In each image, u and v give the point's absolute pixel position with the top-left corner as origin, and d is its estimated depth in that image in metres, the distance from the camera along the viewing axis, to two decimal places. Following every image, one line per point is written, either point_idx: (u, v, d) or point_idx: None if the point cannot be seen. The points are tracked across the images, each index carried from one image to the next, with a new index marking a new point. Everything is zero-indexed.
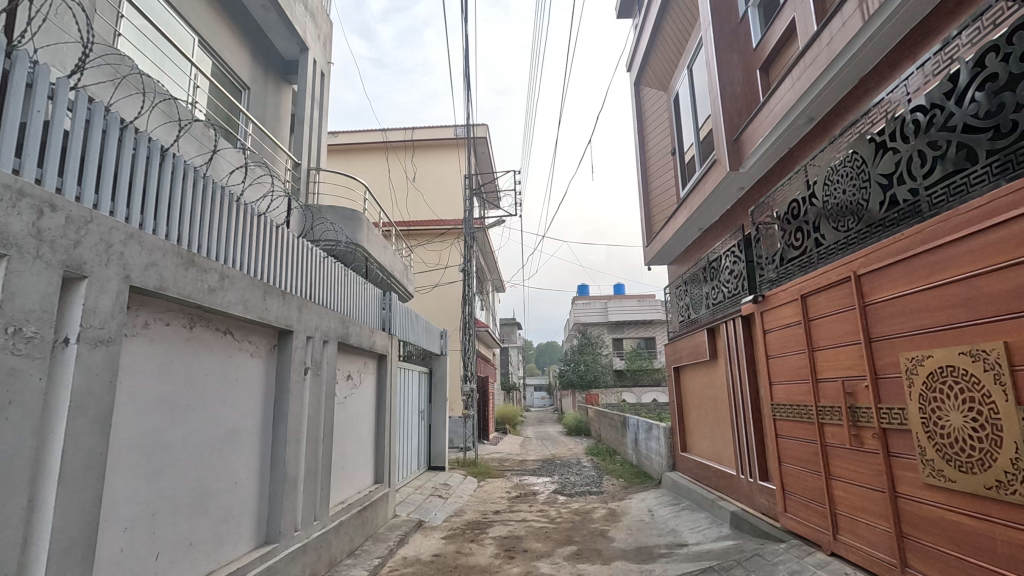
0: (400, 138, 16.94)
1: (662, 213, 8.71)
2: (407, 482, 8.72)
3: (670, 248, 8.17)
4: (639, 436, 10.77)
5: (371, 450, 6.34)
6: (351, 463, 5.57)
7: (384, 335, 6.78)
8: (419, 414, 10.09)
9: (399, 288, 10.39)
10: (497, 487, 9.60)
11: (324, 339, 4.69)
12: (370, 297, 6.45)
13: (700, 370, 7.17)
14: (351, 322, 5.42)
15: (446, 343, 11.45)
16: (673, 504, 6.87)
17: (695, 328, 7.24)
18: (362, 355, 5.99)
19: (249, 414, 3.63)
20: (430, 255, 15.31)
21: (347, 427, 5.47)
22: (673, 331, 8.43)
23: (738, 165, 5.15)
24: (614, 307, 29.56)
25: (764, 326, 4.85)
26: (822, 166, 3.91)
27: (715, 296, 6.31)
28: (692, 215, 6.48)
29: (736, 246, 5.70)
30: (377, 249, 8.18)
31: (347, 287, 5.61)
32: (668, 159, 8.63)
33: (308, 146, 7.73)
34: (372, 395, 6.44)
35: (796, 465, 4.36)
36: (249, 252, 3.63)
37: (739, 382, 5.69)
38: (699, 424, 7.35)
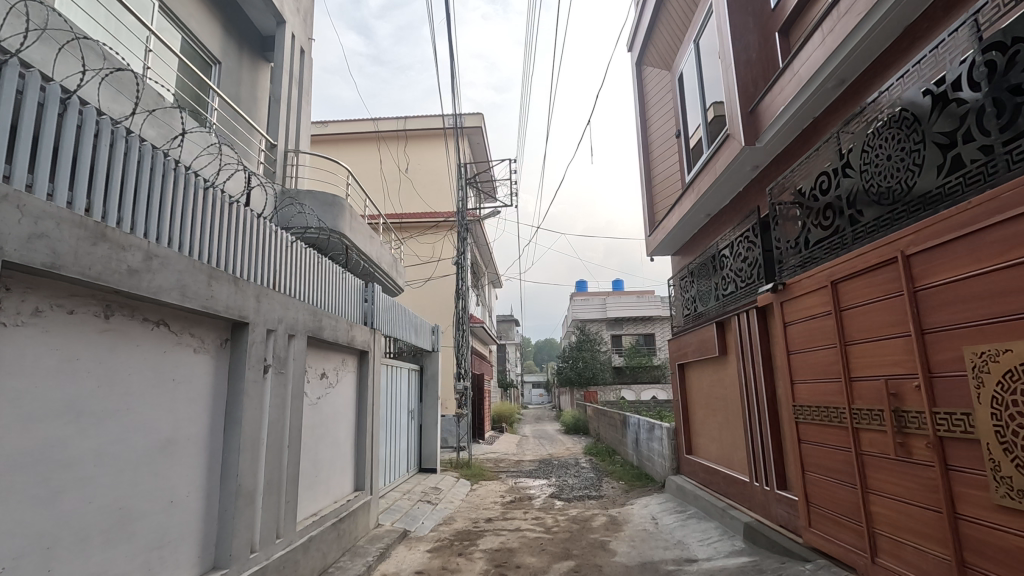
0: (391, 128, 16.37)
1: (665, 200, 8.19)
2: (394, 486, 8.21)
3: (675, 237, 7.64)
4: (640, 436, 10.26)
5: (351, 455, 5.83)
6: (325, 471, 5.04)
7: (366, 330, 6.25)
8: (408, 414, 9.57)
9: (387, 281, 9.85)
10: (491, 490, 9.08)
11: (289, 332, 4.16)
12: (349, 288, 5.91)
13: (707, 367, 6.68)
14: (324, 315, 4.89)
15: (437, 339, 10.91)
16: (679, 512, 6.36)
17: (701, 322, 6.75)
18: (338, 351, 5.47)
19: (193, 420, 3.12)
20: (423, 248, 14.76)
21: (320, 430, 4.95)
22: (678, 326, 7.91)
23: (754, 140, 4.64)
24: (613, 303, 29.02)
25: (784, 318, 4.33)
26: (858, 132, 3.39)
27: (725, 287, 5.80)
28: (700, 199, 5.96)
29: (750, 231, 5.19)
30: (361, 239, 7.65)
31: (321, 277, 5.08)
32: (671, 143, 8.12)
33: (285, 127, 7.17)
34: (352, 395, 5.93)
35: (823, 475, 3.84)
36: (192, 229, 3.11)
37: (753, 380, 5.18)
38: (705, 425, 6.86)
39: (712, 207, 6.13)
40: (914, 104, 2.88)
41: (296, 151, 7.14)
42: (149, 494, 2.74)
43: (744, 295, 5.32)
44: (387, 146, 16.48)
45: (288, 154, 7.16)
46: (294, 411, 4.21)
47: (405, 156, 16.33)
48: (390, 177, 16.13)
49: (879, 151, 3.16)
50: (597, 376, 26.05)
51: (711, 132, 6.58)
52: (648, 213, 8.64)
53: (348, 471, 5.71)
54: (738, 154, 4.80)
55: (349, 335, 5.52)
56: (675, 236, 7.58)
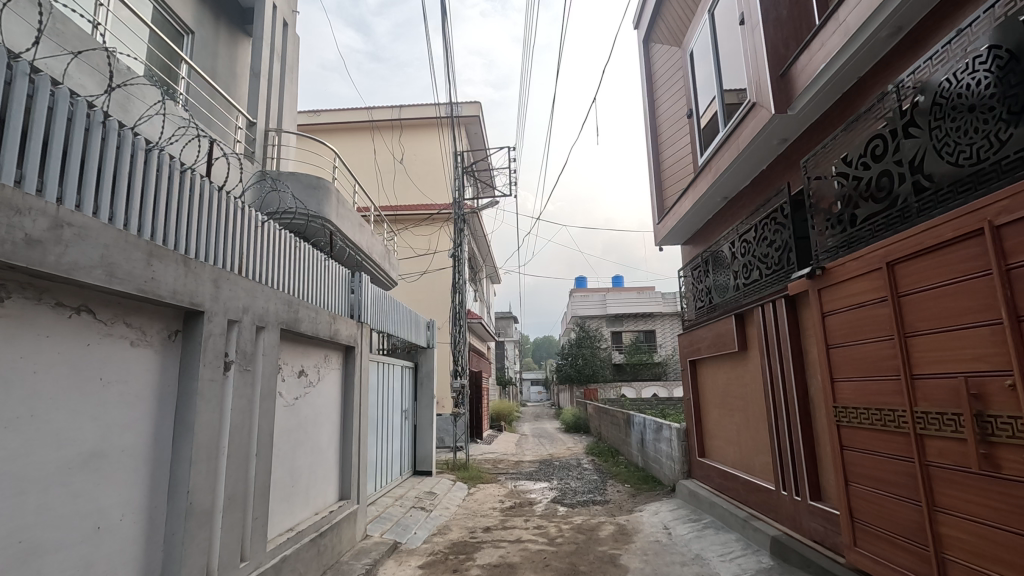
0: (385, 117, 15.83)
1: (676, 186, 7.67)
2: (385, 492, 7.69)
3: (686, 224, 7.12)
4: (646, 436, 9.76)
5: (335, 460, 5.30)
6: (303, 480, 4.51)
7: (352, 323, 5.72)
8: (402, 413, 9.05)
9: (379, 273, 9.33)
10: (490, 495, 8.57)
11: (258, 324, 3.63)
12: (333, 277, 5.37)
13: (724, 363, 6.17)
14: (302, 305, 4.35)
15: (433, 334, 10.37)
16: (694, 521, 5.85)
17: (717, 315, 6.23)
18: (320, 346, 4.94)
19: (131, 427, 2.60)
20: (418, 240, 14.20)
21: (298, 435, 4.42)
22: (689, 319, 7.40)
23: (786, 107, 4.10)
24: (614, 299, 28.45)
25: (821, 307, 3.82)
26: (923, 84, 2.87)
27: (747, 275, 5.27)
28: (717, 180, 5.44)
29: (777, 212, 4.67)
30: (349, 226, 7.11)
31: (301, 263, 4.56)
32: (681, 125, 7.59)
33: (266, 104, 6.61)
34: (337, 395, 5.41)
35: (870, 487, 3.34)
36: (127, 197, 2.58)
37: (780, 378, 4.66)
38: (720, 426, 6.38)
39: (730, 188, 5.60)
40: (1010, 38, 2.35)
41: (279, 130, 6.55)
42: (63, 520, 2.22)
43: (770, 283, 4.80)
44: (382, 135, 15.91)
45: (269, 134, 6.58)
46: (264, 413, 3.69)
47: (401, 146, 15.77)
48: (385, 167, 15.58)
49: (957, 103, 2.64)
50: (597, 373, 25.58)
51: (729, 109, 6.04)
52: (657, 199, 8.13)
53: (332, 479, 5.19)
54: (766, 125, 4.27)
55: (331, 327, 4.99)
56: (687, 223, 7.06)
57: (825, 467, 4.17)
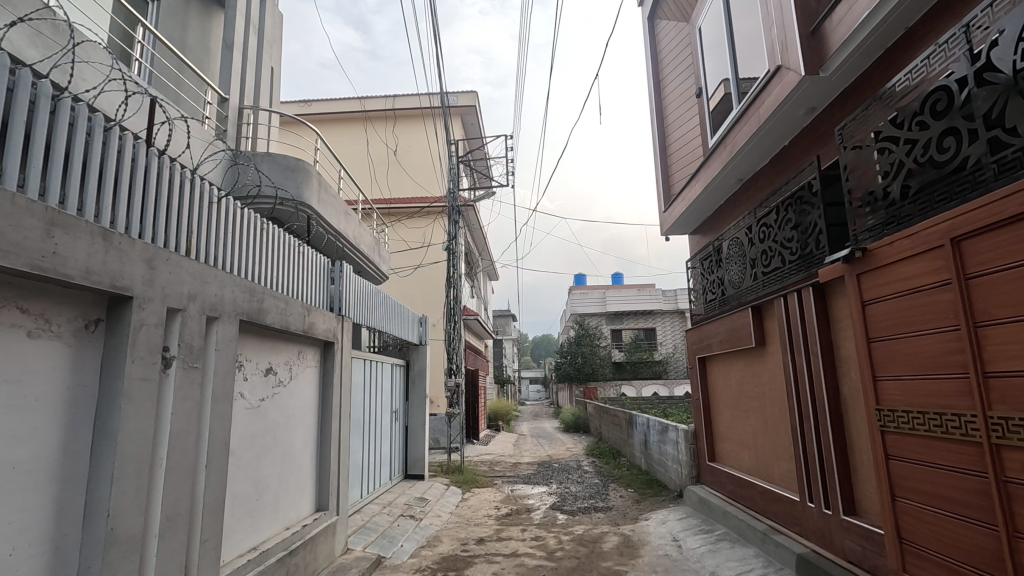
0: (378, 108, 15.34)
1: (684, 171, 7.17)
2: (372, 498, 7.18)
3: (696, 211, 6.63)
4: (649, 438, 9.27)
5: (312, 467, 4.79)
6: (272, 490, 4.00)
7: (332, 316, 5.22)
8: (392, 414, 8.57)
9: (368, 266, 8.82)
10: (485, 500, 8.07)
11: (210, 314, 3.12)
12: (311, 265, 4.86)
13: (738, 360, 5.68)
14: (268, 294, 3.84)
15: (425, 331, 9.86)
16: (705, 533, 5.37)
17: (730, 308, 5.73)
18: (292, 342, 4.43)
19: (26, 438, 2.11)
20: (412, 233, 13.67)
21: (265, 442, 3.91)
22: (698, 314, 6.90)
23: (817, 69, 3.60)
24: (613, 297, 27.88)
25: (861, 295, 3.32)
26: (1003, 19, 2.37)
27: (766, 262, 4.77)
28: (732, 158, 4.93)
29: (803, 192, 4.17)
30: (331, 213, 6.60)
31: (270, 249, 4.04)
32: (690, 105, 7.08)
33: (240, 80, 6.07)
34: (313, 395, 4.90)
35: (925, 504, 2.85)
36: (22, 153, 2.09)
37: (806, 376, 4.15)
38: (733, 429, 5.88)
39: (747, 169, 5.10)
40: None
41: (254, 107, 6.02)
42: None
43: (794, 271, 4.30)
44: (375, 126, 15.41)
45: (243, 112, 6.04)
46: (219, 418, 3.17)
47: (394, 137, 15.25)
48: (378, 159, 15.06)
49: None
50: (596, 371, 25.22)
51: (744, 84, 5.52)
52: (664, 186, 7.62)
53: (308, 488, 4.68)
54: (794, 89, 3.76)
55: (305, 320, 4.48)
56: (696, 210, 6.55)
57: (861, 478, 3.67)
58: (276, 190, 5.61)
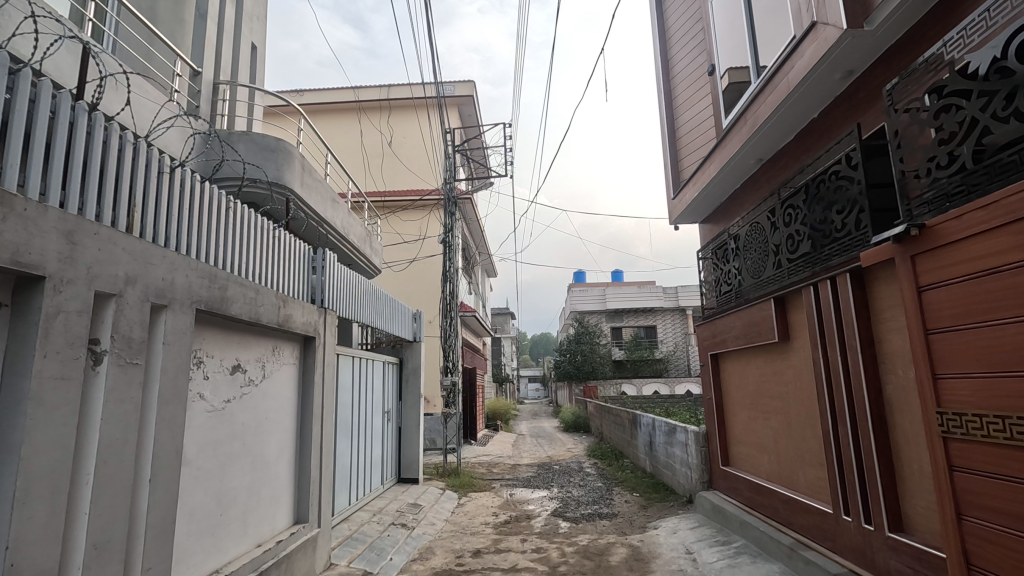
0: (372, 97, 14.87)
1: (695, 156, 6.71)
2: (361, 505, 6.71)
3: (708, 198, 6.18)
4: (655, 439, 8.82)
5: (291, 476, 4.32)
6: (240, 504, 3.54)
7: (313, 308, 4.75)
8: (384, 415, 8.11)
9: (358, 258, 8.34)
10: (482, 506, 7.61)
11: (157, 301, 2.65)
12: (288, 252, 4.39)
13: (757, 357, 5.23)
14: (233, 280, 3.37)
15: (420, 327, 9.39)
16: (722, 545, 4.91)
17: (748, 301, 5.28)
18: (265, 336, 3.95)
19: None
20: (407, 226, 13.17)
21: (230, 449, 3.44)
22: (710, 307, 6.44)
23: (860, 21, 3.13)
24: (613, 293, 27.38)
25: (916, 279, 2.86)
26: None
27: (793, 248, 4.32)
28: (753, 133, 4.46)
29: (837, 167, 3.71)
30: (315, 198, 6.13)
31: (235, 229, 3.57)
32: (702, 85, 6.62)
33: (214, 52, 5.58)
34: (292, 395, 4.43)
35: (1002, 527, 2.39)
36: None
37: (841, 374, 3.70)
38: (751, 431, 5.43)
39: (769, 146, 4.63)
40: None
41: (231, 83, 5.53)
42: None
43: (827, 257, 3.84)
44: (369, 117, 14.94)
45: (218, 87, 5.55)
46: (168, 424, 2.70)
47: (389, 127, 14.77)
48: (372, 151, 14.60)
49: None
50: (596, 369, 24.78)
51: (763, 54, 5.07)
52: (673, 173, 7.16)
53: (286, 499, 4.22)
54: (832, 47, 3.29)
55: (280, 313, 4.00)
56: (709, 196, 6.08)
57: (910, 490, 3.22)
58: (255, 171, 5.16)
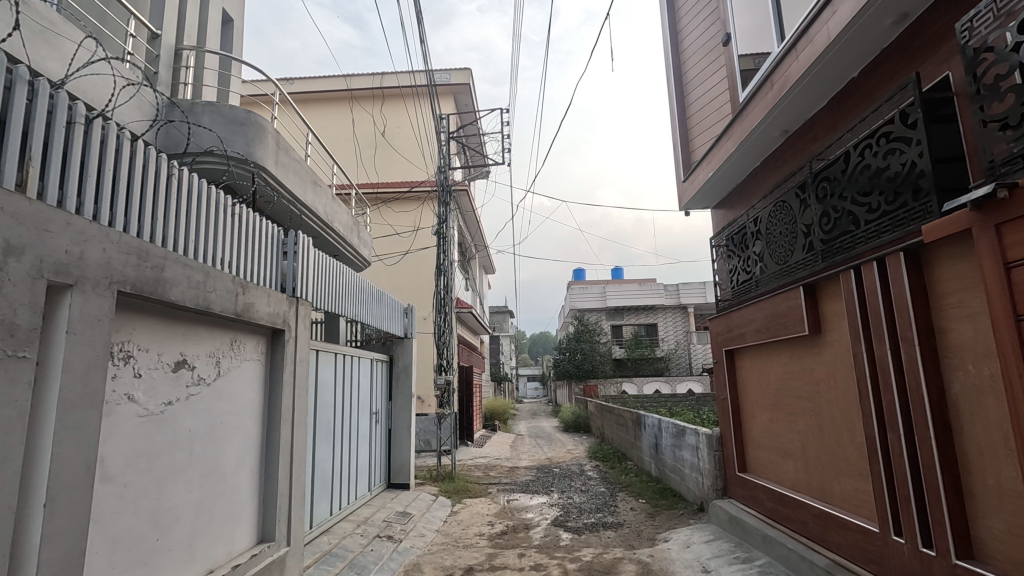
0: (365, 86, 14.32)
1: (708, 134, 6.16)
2: (345, 515, 6.17)
3: (722, 180, 5.64)
4: (661, 441, 8.29)
5: (254, 488, 3.78)
6: (185, 524, 3.00)
7: (283, 297, 4.20)
8: (372, 416, 7.58)
9: (344, 248, 7.80)
10: (476, 515, 7.06)
11: (57, 279, 2.11)
12: (251, 232, 3.85)
13: (781, 353, 4.69)
14: (174, 259, 2.82)
15: (411, 323, 8.84)
16: (745, 566, 4.36)
17: (771, 290, 4.75)
18: (221, 328, 3.42)
19: None
20: (400, 219, 12.61)
21: (173, 461, 2.90)
22: (726, 300, 5.90)
23: None
24: (613, 291, 26.84)
25: (1001, 254, 2.34)
26: None
27: (827, 228, 3.78)
28: (781, 99, 3.92)
29: (887, 128, 3.16)
30: (291, 179, 5.58)
31: (176, 201, 3.04)
32: (715, 57, 6.07)
33: (177, 16, 5.01)
34: (257, 397, 3.89)
35: None
36: None
37: (891, 369, 3.16)
38: (773, 435, 4.89)
39: (798, 114, 4.09)
40: None
41: (196, 49, 4.98)
42: None
43: (872, 234, 3.31)
44: (361, 108, 14.40)
45: (182, 53, 4.98)
46: (75, 433, 2.16)
47: (382, 117, 14.23)
48: (364, 142, 14.07)
49: None
50: (596, 368, 24.27)
51: (789, 15, 4.52)
52: (684, 154, 6.62)
53: (248, 516, 3.68)
54: None
55: (238, 302, 3.46)
56: (724, 178, 5.54)
57: (982, 509, 2.68)
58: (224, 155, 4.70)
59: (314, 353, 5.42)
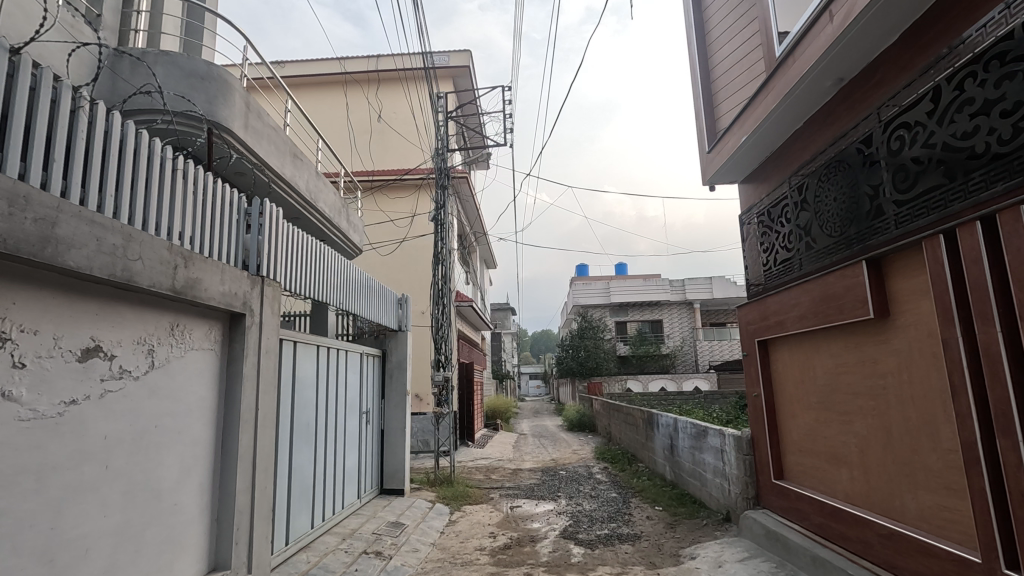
0: (360, 69, 13.64)
1: (737, 98, 5.46)
2: (329, 527, 5.51)
3: (753, 151, 4.95)
4: (677, 442, 7.62)
5: (206, 505, 3.11)
6: (100, 558, 2.34)
7: (245, 276, 3.52)
8: (362, 415, 6.90)
9: (332, 232, 7.12)
10: (477, 524, 6.40)
11: None
12: (198, 195, 3.16)
13: (832, 343, 4.00)
14: (73, 213, 2.15)
15: (406, 314, 8.15)
16: None
17: (821, 269, 4.06)
18: (157, 308, 2.75)
19: None
20: (396, 206, 11.94)
21: (79, 477, 2.24)
22: (759, 284, 5.21)
23: None
24: (618, 286, 26.13)
25: None
26: None
27: (903, 186, 3.09)
28: (845, 33, 3.22)
29: (1002, 48, 2.48)
30: (263, 149, 4.88)
31: (83, 143, 2.37)
32: (747, 11, 5.37)
33: None
34: (212, 395, 3.22)
35: None
36: None
37: (1003, 359, 2.47)
38: (819, 438, 4.21)
39: (860, 54, 3.41)
40: None
41: None
42: None
43: (974, 188, 2.63)
44: (356, 91, 13.69)
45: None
46: None
47: (377, 101, 13.53)
48: (359, 128, 13.37)
49: None
50: (601, 366, 23.59)
51: None
52: (708, 123, 5.92)
53: (196, 540, 3.01)
54: None
55: (179, 278, 2.78)
56: (756, 147, 4.86)
57: None
58: (169, 124, 4.03)
59: (286, 344, 4.72)
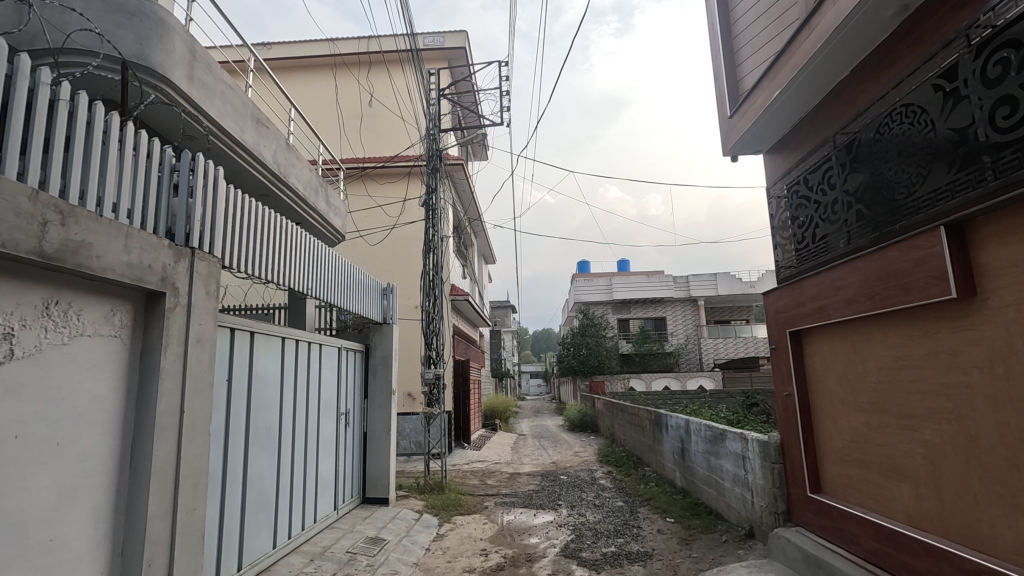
0: (349, 51, 12.94)
1: (764, 53, 4.73)
2: (297, 544, 4.82)
3: (783, 113, 4.26)
4: (688, 446, 6.92)
5: (107, 534, 2.43)
6: None
7: (168, 247, 2.82)
8: (340, 416, 6.21)
9: (308, 214, 6.43)
10: (467, 539, 5.70)
11: None
12: (96, 138, 2.45)
13: (891, 331, 3.30)
14: None
15: (392, 305, 7.39)
16: None
17: (879, 243, 3.35)
18: (19, 278, 2.06)
19: None
20: (385, 192, 11.28)
21: None
22: (791, 267, 4.50)
23: None
24: (620, 283, 25.41)
25: None
26: None
27: (1007, 124, 2.40)
28: None
29: None
30: (214, 108, 4.19)
31: None
32: None
33: None
34: (118, 394, 2.53)
35: None
36: None
37: None
38: (871, 446, 3.51)
39: None
40: None
41: None
42: None
43: None
44: (345, 75, 13.00)
45: None
46: None
47: (367, 84, 12.83)
48: (348, 113, 12.67)
49: None
50: (602, 364, 22.86)
51: None
52: (729, 86, 5.20)
53: None
54: None
55: (50, 239, 2.08)
56: (789, 107, 4.16)
57: None
58: (69, 70, 3.28)
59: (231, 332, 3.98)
